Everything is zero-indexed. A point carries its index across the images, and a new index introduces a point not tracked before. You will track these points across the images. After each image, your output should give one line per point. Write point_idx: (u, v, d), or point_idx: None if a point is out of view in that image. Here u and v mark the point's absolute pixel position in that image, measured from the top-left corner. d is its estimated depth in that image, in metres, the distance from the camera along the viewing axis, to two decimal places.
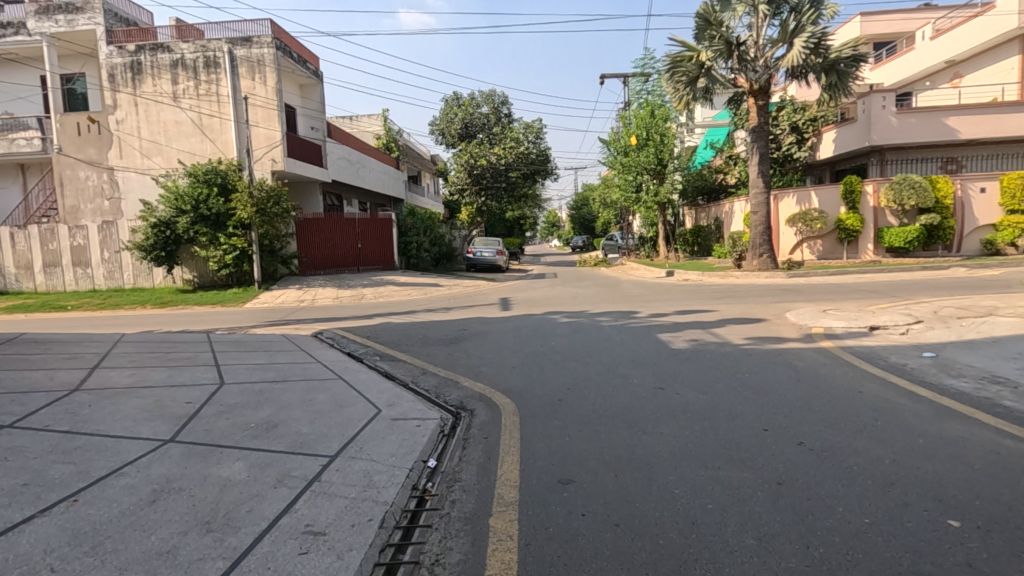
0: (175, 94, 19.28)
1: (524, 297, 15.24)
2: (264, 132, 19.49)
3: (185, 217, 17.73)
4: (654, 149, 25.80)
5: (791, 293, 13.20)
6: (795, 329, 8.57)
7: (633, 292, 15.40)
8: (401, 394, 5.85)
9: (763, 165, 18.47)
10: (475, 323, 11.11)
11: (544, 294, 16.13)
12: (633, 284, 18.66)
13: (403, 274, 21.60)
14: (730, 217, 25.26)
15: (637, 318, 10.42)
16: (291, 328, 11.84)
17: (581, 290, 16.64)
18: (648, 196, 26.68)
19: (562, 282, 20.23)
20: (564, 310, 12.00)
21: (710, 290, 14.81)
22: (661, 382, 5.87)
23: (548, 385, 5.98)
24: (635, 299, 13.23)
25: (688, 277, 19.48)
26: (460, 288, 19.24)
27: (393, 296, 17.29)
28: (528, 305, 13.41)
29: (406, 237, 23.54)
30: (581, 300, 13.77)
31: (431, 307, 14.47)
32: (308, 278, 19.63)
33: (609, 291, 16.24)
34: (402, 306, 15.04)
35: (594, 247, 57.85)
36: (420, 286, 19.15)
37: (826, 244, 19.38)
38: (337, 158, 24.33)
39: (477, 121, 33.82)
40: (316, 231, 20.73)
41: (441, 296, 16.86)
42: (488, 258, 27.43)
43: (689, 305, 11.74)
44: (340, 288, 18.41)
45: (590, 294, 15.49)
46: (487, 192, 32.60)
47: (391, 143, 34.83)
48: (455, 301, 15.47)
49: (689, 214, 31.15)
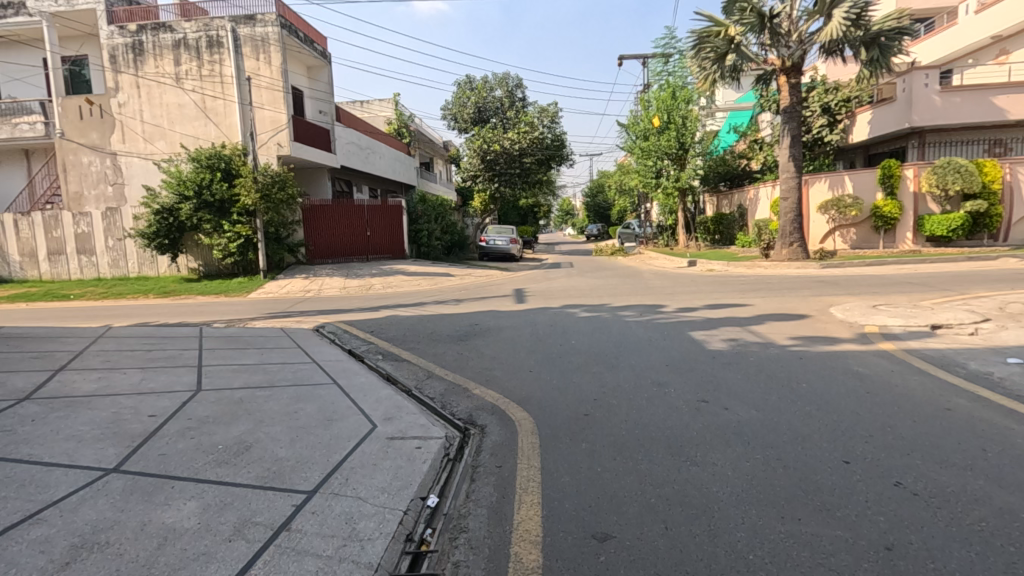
0: (178, 76, 18.62)
1: (539, 289, 14.40)
2: (269, 115, 18.68)
3: (188, 203, 17.11)
4: (676, 133, 24.70)
5: (829, 286, 12.21)
6: (845, 328, 7.66)
7: (655, 283, 14.49)
8: (402, 405, 5.08)
9: (795, 148, 17.33)
10: (487, 317, 10.30)
11: (561, 284, 15.28)
12: (654, 274, 17.70)
13: (413, 263, 20.83)
14: (755, 204, 24.07)
15: (664, 313, 9.55)
16: (292, 321, 11.14)
17: (599, 281, 15.74)
18: (669, 181, 25.53)
19: (579, 273, 19.35)
20: (583, 303, 11.15)
21: (739, 282, 13.84)
22: (704, 393, 5.01)
23: (571, 394, 5.17)
24: (658, 291, 12.31)
25: (712, 268, 18.48)
26: (472, 278, 18.46)
27: (403, 286, 16.57)
28: (544, 297, 12.58)
29: (417, 225, 22.74)
30: (600, 292, 12.89)
31: (441, 298, 13.68)
32: (315, 267, 18.94)
33: (629, 282, 15.32)
34: (411, 297, 14.28)
35: (609, 236, 56.65)
36: (430, 275, 18.39)
37: (860, 232, 18.26)
38: (346, 144, 23.58)
39: (491, 105, 32.79)
40: (324, 218, 20.01)
41: (452, 287, 16.07)
42: (501, 247, 26.62)
43: (719, 298, 10.84)
44: (347, 277, 17.71)
45: (609, 285, 14.61)
46: (500, 178, 31.66)
47: (402, 129, 33.99)
48: (467, 292, 14.69)
49: (711, 202, 29.94)
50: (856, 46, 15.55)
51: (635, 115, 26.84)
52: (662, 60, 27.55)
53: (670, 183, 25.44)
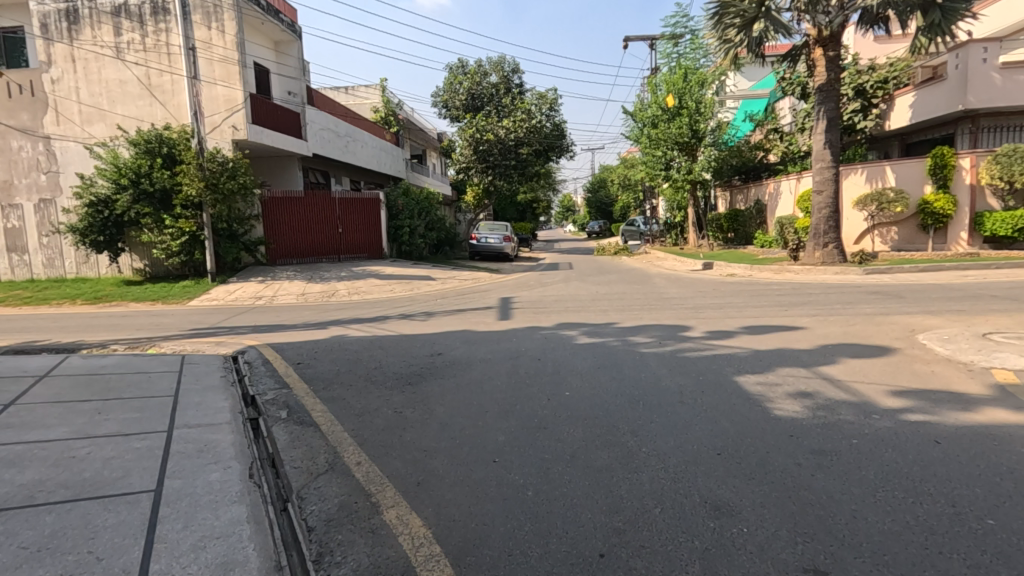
0: (118, 49, 16.18)
1: (529, 299, 11.97)
2: (223, 93, 16.22)
3: (124, 194, 14.70)
4: (688, 119, 22.25)
5: (890, 298, 9.78)
6: (963, 374, 5.26)
7: (669, 291, 12.08)
8: (231, 566, 2.64)
9: (832, 133, 14.80)
10: (457, 342, 7.88)
11: (557, 292, 12.87)
12: (665, 279, 15.25)
13: (391, 264, 18.46)
14: (776, 199, 21.65)
15: (690, 341, 7.13)
16: (210, 343, 8.70)
17: (602, 288, 13.31)
18: (679, 173, 23.04)
19: (579, 276, 16.97)
20: (582, 323, 8.71)
21: (772, 291, 11.46)
22: (808, 545, 2.64)
23: (556, 540, 2.81)
24: (676, 305, 9.87)
25: (732, 271, 16.06)
26: (456, 282, 16.09)
27: (373, 292, 14.16)
28: (534, 312, 10.16)
29: (398, 221, 20.28)
30: (603, 304, 10.46)
31: (409, 310, 11.25)
32: (277, 269, 16.54)
33: (637, 289, 12.91)
34: (376, 308, 11.83)
35: (611, 232, 54.24)
36: (407, 279, 16.01)
37: (903, 231, 15.88)
38: (320, 130, 21.17)
39: (485, 91, 30.26)
40: (287, 212, 17.54)
41: (429, 294, 13.65)
42: (494, 246, 24.20)
43: (758, 318, 8.41)
44: (310, 281, 15.34)
45: (613, 293, 12.21)
46: (495, 170, 29.22)
47: (390, 117, 31.37)
48: (444, 301, 12.31)
49: (723, 197, 27.51)
50: (912, 10, 12.99)
51: (643, 100, 24.30)
52: (673, 40, 25.02)
53: (682, 176, 22.91)
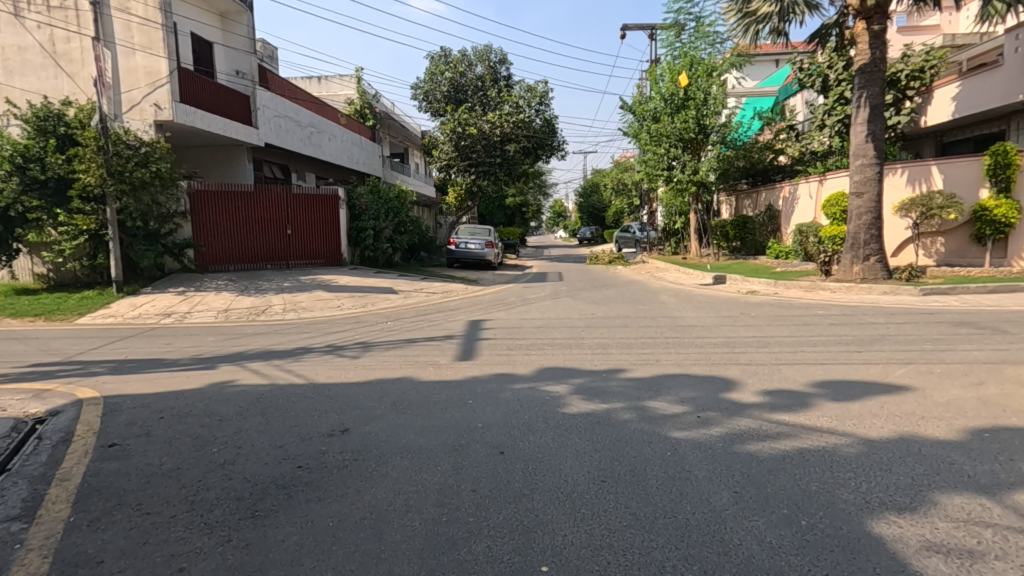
0: (16, 7, 13.35)
1: (503, 323, 9.25)
2: (144, 63, 13.46)
3: (7, 183, 11.81)
4: (694, 112, 19.71)
5: (989, 333, 7.18)
6: None
7: (682, 314, 9.44)
8: None
9: (876, 123, 12.21)
10: (381, 404, 5.13)
11: (541, 313, 10.19)
12: (674, 296, 12.62)
13: (350, 273, 15.73)
14: (793, 205, 19.23)
15: (747, 416, 4.42)
16: (23, 393, 5.86)
17: (596, 307, 10.63)
18: (683, 174, 20.40)
19: (570, 290, 14.31)
20: (573, 370, 5.98)
21: (819, 317, 8.84)
22: None
23: None
24: (699, 341, 7.20)
25: (753, 288, 13.48)
26: (422, 296, 13.37)
27: (312, 310, 11.40)
28: (505, 346, 7.41)
29: (360, 222, 17.46)
30: (600, 336, 7.76)
31: (342, 337, 8.48)
32: (207, 277, 13.72)
33: (639, 308, 10.27)
34: (302, 333, 9.02)
35: (603, 239, 51.87)
36: (362, 291, 13.25)
37: (951, 243, 13.47)
38: (275, 117, 18.46)
39: (469, 83, 27.63)
40: (222, 210, 14.68)
41: (381, 313, 10.90)
42: (474, 251, 21.52)
43: (827, 370, 5.75)
44: (242, 293, 12.51)
45: (611, 315, 9.54)
46: (478, 168, 26.64)
47: (365, 109, 29.00)
48: (394, 323, 9.63)
49: (729, 202, 25.08)
50: None
51: (643, 92, 21.68)
52: (677, 28, 22.52)
53: (690, 176, 20.17)
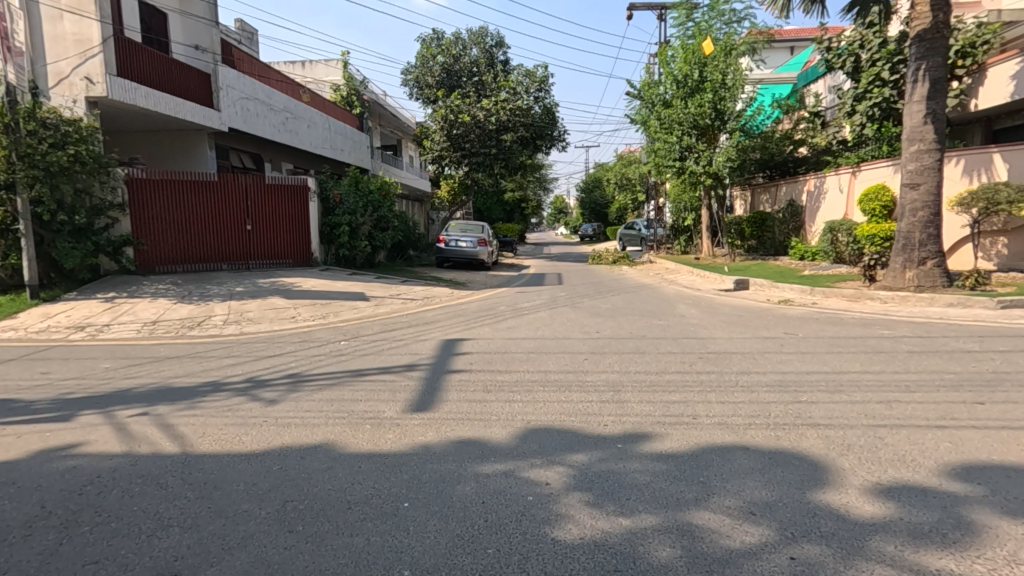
0: None
1: (485, 344, 7.28)
2: (72, 29, 11.53)
3: None
4: (711, 95, 17.70)
5: None
6: None
7: (711, 334, 7.48)
8: None
9: (938, 100, 10.20)
10: (265, 507, 3.18)
11: (534, 329, 8.24)
12: (693, 305, 10.67)
13: (320, 275, 13.82)
14: (820, 200, 17.27)
15: (883, 567, 2.46)
16: None
17: (601, 321, 8.67)
18: (696, 164, 18.40)
19: (571, 296, 12.33)
20: (573, 436, 4.03)
21: (891, 340, 6.86)
22: None
23: None
24: (746, 383, 5.24)
25: (785, 296, 11.53)
26: (397, 304, 11.42)
27: (258, 324, 9.45)
28: (482, 384, 5.45)
29: (333, 217, 15.48)
30: (609, 371, 5.80)
31: (274, 365, 6.52)
32: (148, 280, 11.80)
33: (655, 324, 8.32)
34: (228, 357, 7.07)
35: (605, 237, 49.90)
36: (326, 298, 11.31)
37: (1016, 244, 11.49)
38: (241, 99, 16.51)
39: (464, 68, 25.62)
40: (170, 203, 12.75)
41: (340, 328, 8.94)
42: (465, 250, 19.59)
43: (960, 442, 3.78)
44: (181, 300, 10.57)
45: (622, 335, 7.59)
46: (472, 160, 24.70)
47: (352, 97, 27.04)
48: (349, 342, 7.69)
49: (744, 197, 23.10)
50: None
51: (652, 74, 19.63)
52: (689, 6, 20.49)
53: (706, 167, 18.06)
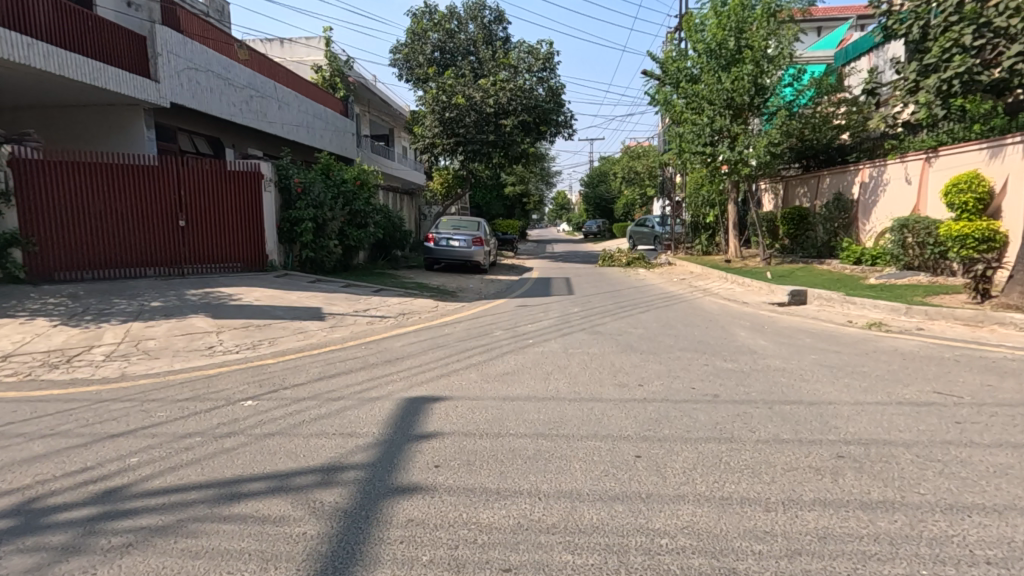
0: None
1: (468, 413, 4.56)
2: None
3: None
4: (749, 67, 14.90)
5: None
6: None
7: (823, 396, 4.75)
8: None
9: None
10: None
11: (545, 377, 5.51)
12: (755, 330, 7.94)
13: (273, 283, 11.12)
14: (879, 192, 14.51)
15: None
16: None
17: (641, 363, 5.94)
18: (728, 150, 15.55)
19: (588, 313, 9.58)
20: None
21: None
22: None
23: None
24: (998, 559, 2.49)
25: (871, 316, 8.76)
26: (360, 326, 8.71)
27: (154, 359, 6.71)
28: (450, 543, 2.72)
29: (293, 211, 12.73)
30: (694, 502, 3.06)
31: (101, 463, 3.78)
32: (40, 291, 9.08)
33: (722, 372, 5.60)
34: (46, 434, 4.31)
35: (611, 234, 46.97)
36: (267, 317, 8.60)
37: None
38: (188, 69, 13.78)
39: (459, 45, 22.82)
40: (75, 191, 10.01)
41: (264, 369, 6.23)
42: (458, 250, 16.86)
43: None
44: (66, 321, 7.85)
45: (682, 396, 4.86)
46: (467, 147, 21.98)
47: (335, 78, 24.21)
48: (257, 403, 4.97)
49: (777, 191, 20.27)
50: None
51: (678, 46, 16.86)
52: None
53: (743, 153, 15.24)
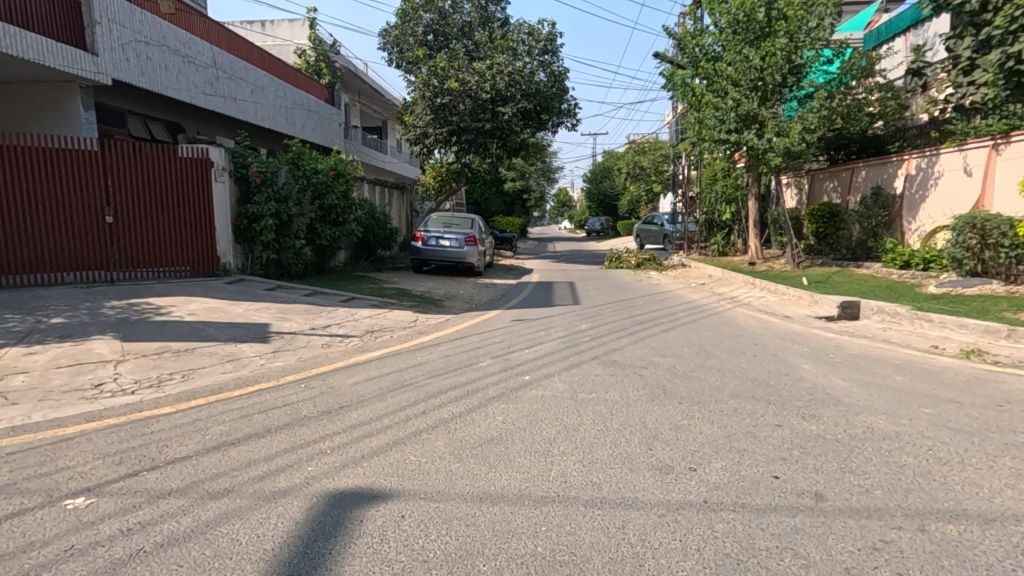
0: None
1: (417, 541, 2.71)
2: None
3: None
4: (780, 42, 13.00)
5: None
6: None
7: (999, 505, 2.91)
8: None
9: None
10: None
11: (544, 453, 3.67)
12: (821, 360, 6.09)
13: (221, 291, 9.30)
14: (930, 184, 12.65)
15: None
16: None
17: (684, 424, 4.10)
18: (755, 136, 13.64)
19: (599, 332, 7.74)
20: None
21: None
22: None
23: None
24: None
25: (961, 340, 6.91)
26: (313, 350, 6.88)
27: (9, 406, 4.86)
28: None
29: (251, 205, 10.86)
30: None
31: None
32: None
33: (809, 443, 3.76)
34: None
35: (615, 232, 44.94)
36: (194, 340, 6.77)
37: None
38: (136, 40, 11.90)
39: (453, 26, 20.93)
40: None
41: (149, 425, 4.38)
42: (448, 251, 15.03)
43: None
44: None
45: (766, 501, 3.02)
46: (461, 137, 20.09)
47: (320, 63, 22.33)
48: (88, 506, 3.10)
49: (802, 185, 18.36)
50: None
51: (697, 21, 14.95)
52: None
53: (772, 140, 13.32)
